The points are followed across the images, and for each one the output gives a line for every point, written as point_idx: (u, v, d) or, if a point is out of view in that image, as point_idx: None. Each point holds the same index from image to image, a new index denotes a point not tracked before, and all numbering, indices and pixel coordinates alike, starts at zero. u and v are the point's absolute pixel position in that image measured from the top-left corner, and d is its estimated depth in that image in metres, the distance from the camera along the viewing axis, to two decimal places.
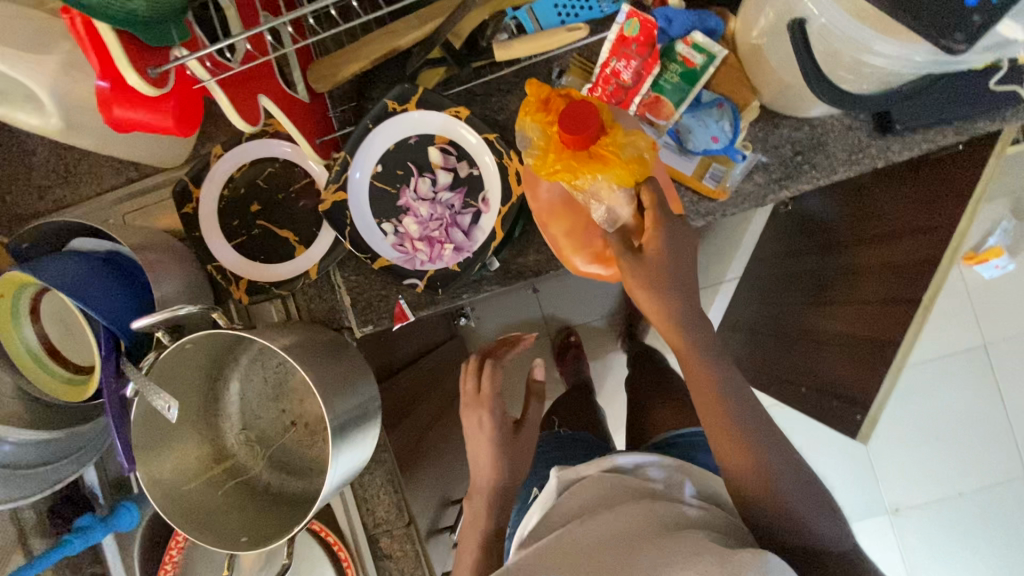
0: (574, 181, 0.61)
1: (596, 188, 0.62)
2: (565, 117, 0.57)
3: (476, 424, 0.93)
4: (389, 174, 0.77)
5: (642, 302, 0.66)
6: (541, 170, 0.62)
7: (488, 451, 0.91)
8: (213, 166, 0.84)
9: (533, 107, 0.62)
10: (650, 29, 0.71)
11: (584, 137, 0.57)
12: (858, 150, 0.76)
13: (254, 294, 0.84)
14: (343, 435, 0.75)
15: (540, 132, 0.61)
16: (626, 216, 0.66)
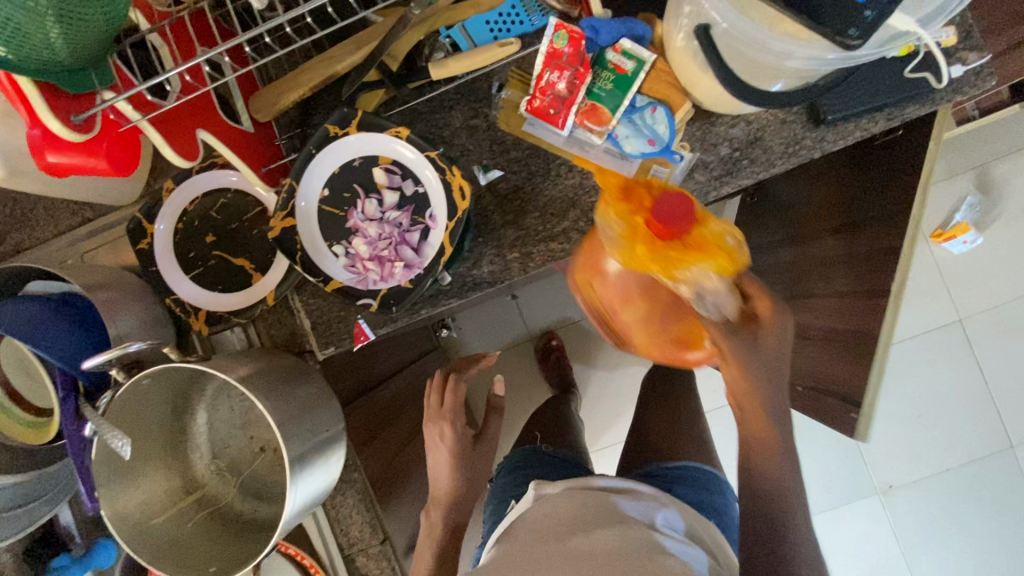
0: (673, 274, 0.58)
1: (697, 281, 0.58)
2: (659, 208, 0.55)
3: (436, 434, 0.95)
4: (336, 197, 0.78)
5: (737, 390, 0.64)
6: (629, 263, 0.60)
7: (446, 459, 0.94)
8: (166, 201, 0.85)
9: (615, 200, 0.61)
10: (578, 40, 0.73)
11: (676, 229, 0.56)
12: (794, 143, 0.78)
13: (214, 324, 0.85)
14: (304, 460, 0.75)
15: (623, 223, 0.60)
16: (729, 309, 0.62)
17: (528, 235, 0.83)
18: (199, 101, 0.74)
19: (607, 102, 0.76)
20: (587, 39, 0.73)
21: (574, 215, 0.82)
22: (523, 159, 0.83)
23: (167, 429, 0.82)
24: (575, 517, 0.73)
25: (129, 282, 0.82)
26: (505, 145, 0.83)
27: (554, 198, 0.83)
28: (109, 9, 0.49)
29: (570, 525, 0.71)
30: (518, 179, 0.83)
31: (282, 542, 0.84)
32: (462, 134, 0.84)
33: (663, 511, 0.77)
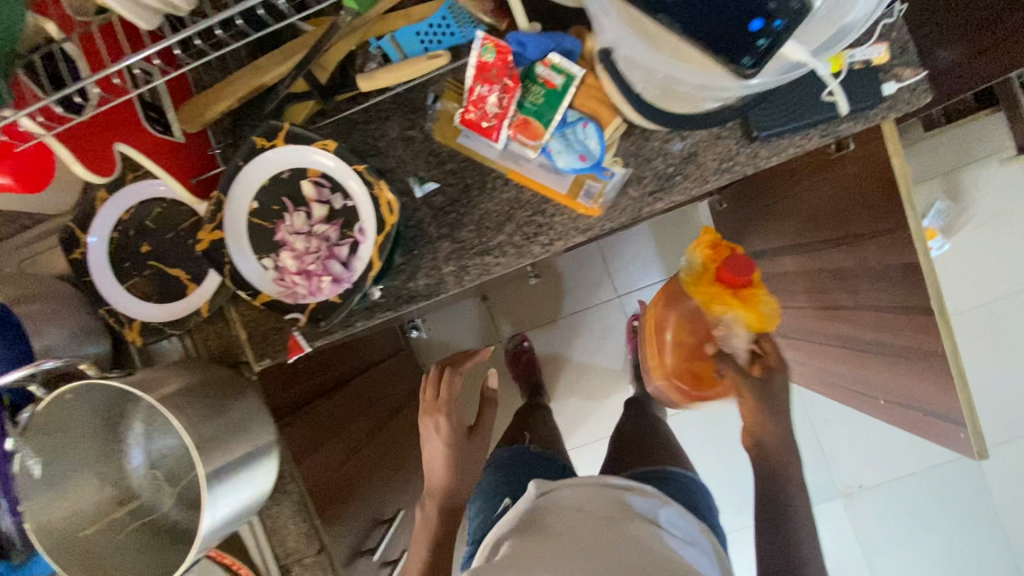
0: (718, 307, 1.04)
1: (728, 321, 1.06)
2: (729, 265, 1.00)
3: (432, 428, 1.07)
4: (265, 209, 0.77)
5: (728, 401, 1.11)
6: (694, 285, 1.09)
7: (443, 453, 1.03)
8: (99, 210, 0.84)
9: (709, 248, 1.06)
10: (505, 54, 0.72)
11: (737, 280, 1.00)
12: (728, 159, 0.77)
13: (148, 335, 0.85)
14: (222, 473, 0.73)
15: (703, 263, 1.06)
16: (737, 348, 1.11)
17: (464, 248, 0.83)
18: (123, 110, 0.73)
19: (539, 117, 0.75)
20: (514, 53, 0.72)
21: (509, 228, 0.82)
22: (459, 171, 0.82)
23: (100, 441, 0.82)
24: (579, 518, 0.77)
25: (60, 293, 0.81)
26: (441, 157, 0.82)
27: (490, 211, 0.82)
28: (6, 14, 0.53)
29: (583, 529, 0.74)
30: (454, 192, 0.82)
31: (217, 551, 0.84)
32: (399, 145, 0.83)
33: (665, 509, 0.83)
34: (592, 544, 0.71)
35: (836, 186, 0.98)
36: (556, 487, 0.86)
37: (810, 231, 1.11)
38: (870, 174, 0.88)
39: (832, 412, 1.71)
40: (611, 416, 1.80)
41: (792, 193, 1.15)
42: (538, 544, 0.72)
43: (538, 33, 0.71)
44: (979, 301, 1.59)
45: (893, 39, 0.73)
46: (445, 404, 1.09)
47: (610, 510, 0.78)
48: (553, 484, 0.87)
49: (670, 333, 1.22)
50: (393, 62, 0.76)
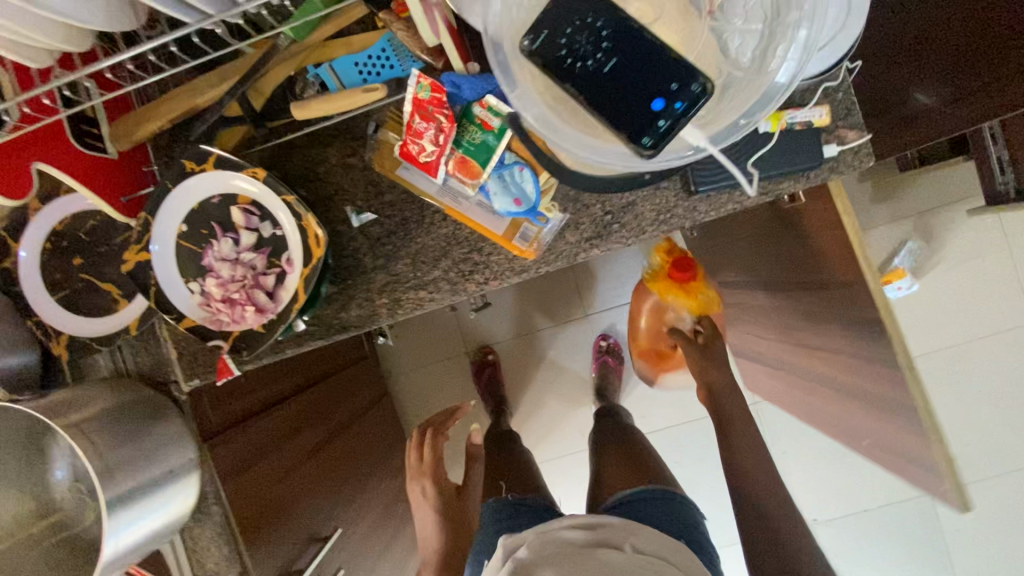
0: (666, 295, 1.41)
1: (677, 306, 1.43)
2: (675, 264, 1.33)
3: (420, 490, 1.16)
4: (193, 233, 0.76)
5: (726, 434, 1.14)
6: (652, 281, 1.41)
7: (431, 517, 1.13)
8: (32, 220, 0.83)
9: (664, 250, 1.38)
10: (441, 94, 0.70)
11: (681, 274, 1.33)
12: (665, 210, 0.76)
13: (76, 349, 0.84)
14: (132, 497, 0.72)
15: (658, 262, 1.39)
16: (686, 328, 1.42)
17: (398, 281, 0.82)
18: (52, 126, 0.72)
19: (475, 157, 0.74)
20: (451, 93, 0.71)
21: (445, 265, 0.80)
22: (397, 203, 0.81)
23: (21, 455, 0.82)
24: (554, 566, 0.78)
25: None
26: (379, 187, 0.81)
27: (426, 246, 0.81)
28: None
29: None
30: (391, 224, 0.81)
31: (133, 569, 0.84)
32: (338, 172, 0.81)
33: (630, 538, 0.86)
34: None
35: (790, 234, 0.97)
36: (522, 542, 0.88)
37: (775, 271, 1.09)
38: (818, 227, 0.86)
39: (791, 444, 1.71)
40: (572, 434, 1.79)
41: (753, 232, 1.14)
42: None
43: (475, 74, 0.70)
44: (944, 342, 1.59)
45: (838, 101, 0.72)
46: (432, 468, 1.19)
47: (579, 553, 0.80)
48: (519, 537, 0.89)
49: (644, 319, 1.55)
50: (329, 91, 0.74)
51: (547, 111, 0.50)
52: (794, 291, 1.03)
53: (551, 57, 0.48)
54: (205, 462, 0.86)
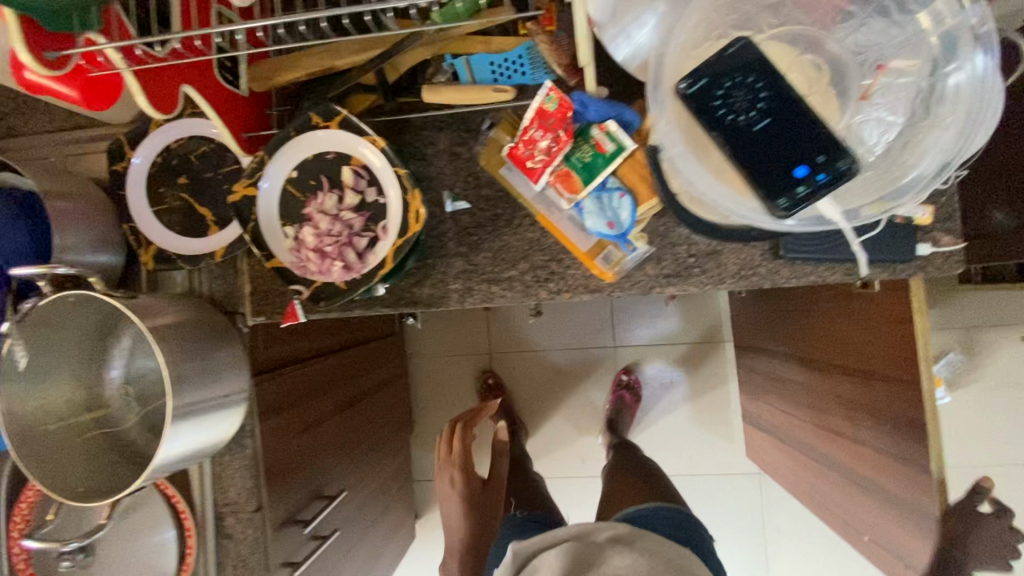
0: None
1: None
2: None
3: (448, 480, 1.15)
4: (301, 182, 0.80)
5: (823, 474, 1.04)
6: None
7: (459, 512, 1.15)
8: (152, 133, 0.87)
9: None
10: (567, 108, 0.73)
11: None
12: (749, 267, 0.78)
13: (160, 263, 0.88)
14: (191, 415, 0.75)
15: None
16: None
17: (474, 272, 0.85)
18: None
19: (580, 175, 0.76)
20: (576, 110, 0.74)
21: (523, 267, 0.83)
22: (492, 199, 0.84)
23: (88, 348, 0.86)
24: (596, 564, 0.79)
25: (92, 199, 0.84)
26: (479, 180, 0.84)
27: (509, 245, 0.83)
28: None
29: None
30: (482, 217, 0.84)
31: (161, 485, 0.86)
32: (443, 157, 0.85)
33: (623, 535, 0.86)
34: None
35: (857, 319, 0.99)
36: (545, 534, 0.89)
37: (824, 350, 1.12)
38: (890, 318, 0.88)
39: (785, 522, 1.72)
40: (575, 459, 1.80)
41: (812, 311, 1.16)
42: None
43: (602, 100, 0.73)
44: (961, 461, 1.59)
45: (940, 205, 0.74)
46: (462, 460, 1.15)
47: (616, 559, 0.80)
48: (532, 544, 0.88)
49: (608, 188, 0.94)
50: (460, 82, 0.78)
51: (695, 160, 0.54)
52: (842, 375, 1.05)
53: (704, 105, 0.51)
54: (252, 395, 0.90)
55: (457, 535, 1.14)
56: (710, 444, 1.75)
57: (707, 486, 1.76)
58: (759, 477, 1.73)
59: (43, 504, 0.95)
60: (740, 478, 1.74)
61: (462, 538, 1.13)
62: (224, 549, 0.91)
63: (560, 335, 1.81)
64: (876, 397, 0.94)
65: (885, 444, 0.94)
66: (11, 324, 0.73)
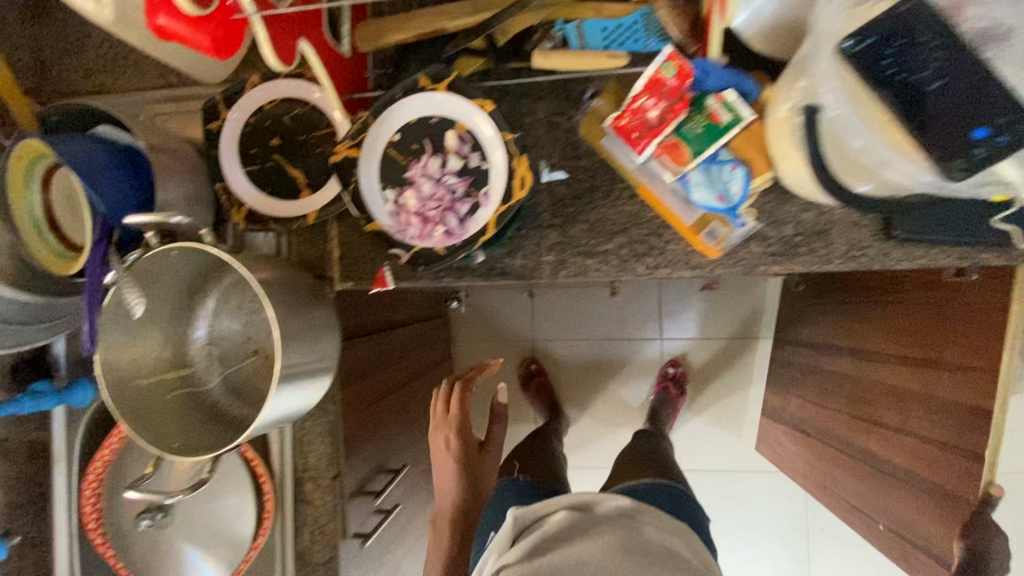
0: None
1: None
2: None
3: (443, 441, 1.10)
4: (403, 145, 0.79)
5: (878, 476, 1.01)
6: None
7: (450, 470, 1.09)
8: (247, 93, 0.87)
9: None
10: (685, 75, 0.72)
11: None
12: (857, 247, 0.76)
13: (251, 224, 0.87)
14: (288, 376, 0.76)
15: None
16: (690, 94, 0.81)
17: (569, 244, 0.83)
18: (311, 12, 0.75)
19: (690, 147, 0.75)
20: (695, 78, 0.72)
21: (621, 240, 0.82)
22: (591, 170, 0.82)
23: (177, 305, 0.85)
24: (602, 539, 0.71)
25: (186, 156, 0.84)
26: (579, 150, 0.82)
27: (607, 217, 0.82)
28: None
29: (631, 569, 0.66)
30: (580, 188, 0.83)
31: (246, 448, 0.86)
32: (542, 127, 0.84)
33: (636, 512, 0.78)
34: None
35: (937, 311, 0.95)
36: (544, 502, 0.80)
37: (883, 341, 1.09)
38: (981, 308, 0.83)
39: (828, 523, 1.70)
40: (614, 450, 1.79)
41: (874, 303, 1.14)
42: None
43: (720, 67, 0.71)
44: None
45: None
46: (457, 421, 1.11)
47: (622, 537, 0.71)
48: (535, 512, 0.79)
49: None
50: (571, 48, 0.77)
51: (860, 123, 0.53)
52: None
53: (872, 67, 0.50)
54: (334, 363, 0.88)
55: (447, 499, 1.09)
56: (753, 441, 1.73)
57: (748, 483, 1.74)
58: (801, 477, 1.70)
59: (118, 463, 0.95)
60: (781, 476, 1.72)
61: (452, 501, 1.08)
62: (301, 514, 0.90)
63: (603, 325, 1.80)
64: (938, 388, 0.91)
65: (939, 431, 0.89)
66: (116, 272, 0.72)
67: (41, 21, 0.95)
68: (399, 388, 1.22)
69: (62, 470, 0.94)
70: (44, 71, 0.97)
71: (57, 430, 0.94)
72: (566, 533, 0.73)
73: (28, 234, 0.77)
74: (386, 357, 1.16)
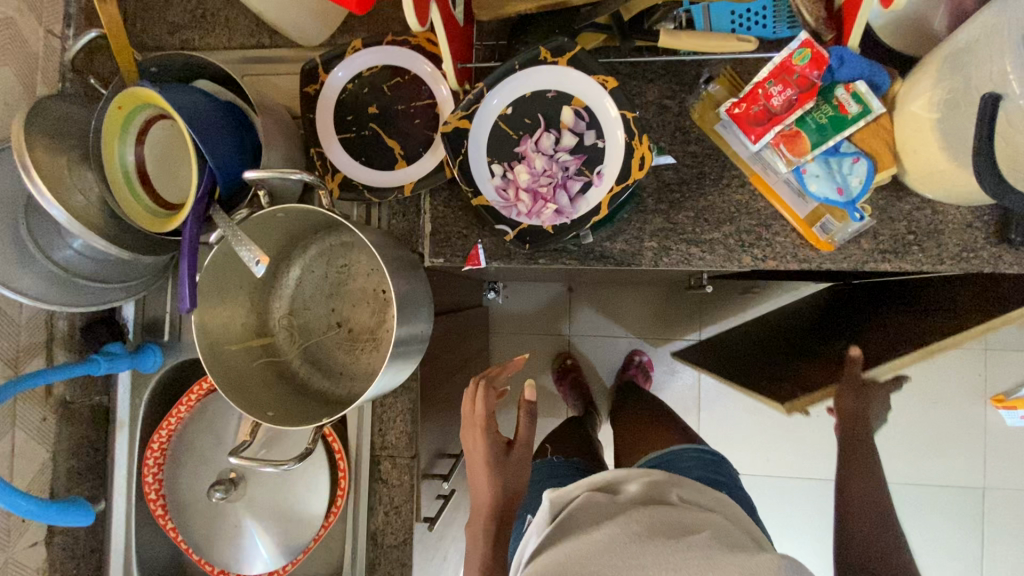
0: None
1: None
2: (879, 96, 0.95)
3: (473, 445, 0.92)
4: (516, 119, 0.77)
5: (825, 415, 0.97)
6: None
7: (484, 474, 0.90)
8: (349, 57, 0.84)
9: None
10: (819, 62, 0.71)
11: None
12: (969, 249, 0.76)
13: (344, 192, 0.85)
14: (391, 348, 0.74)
15: None
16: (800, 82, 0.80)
17: (673, 230, 0.82)
18: None
19: (812, 137, 0.74)
20: (828, 66, 0.71)
21: (727, 230, 0.80)
22: (700, 156, 0.81)
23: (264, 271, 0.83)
24: (633, 516, 0.64)
25: (283, 117, 0.82)
26: (688, 136, 0.81)
27: (715, 205, 0.81)
28: None
29: (662, 540, 0.60)
30: (687, 173, 0.81)
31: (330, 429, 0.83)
32: (652, 110, 0.82)
33: (676, 489, 0.74)
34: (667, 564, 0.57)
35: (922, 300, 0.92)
36: (572, 484, 0.74)
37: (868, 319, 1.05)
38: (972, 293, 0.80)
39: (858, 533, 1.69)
40: None
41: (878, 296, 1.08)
42: (613, 556, 0.58)
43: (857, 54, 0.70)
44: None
45: None
46: (486, 420, 0.92)
47: (653, 514, 0.65)
48: (569, 493, 0.72)
49: None
50: (697, 29, 0.75)
51: None
52: None
53: None
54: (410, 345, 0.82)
55: (483, 503, 0.89)
56: (789, 447, 1.68)
57: (782, 493, 1.67)
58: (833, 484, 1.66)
59: (182, 434, 0.91)
60: (818, 484, 1.66)
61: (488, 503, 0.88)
62: (375, 495, 0.87)
63: (641, 323, 1.78)
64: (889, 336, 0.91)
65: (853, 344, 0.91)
66: (222, 227, 0.67)
67: None
68: (458, 372, 1.20)
69: (124, 437, 0.90)
70: (127, 24, 0.93)
71: (122, 394, 0.90)
72: (596, 511, 0.67)
73: (122, 192, 0.74)
74: (450, 339, 1.14)
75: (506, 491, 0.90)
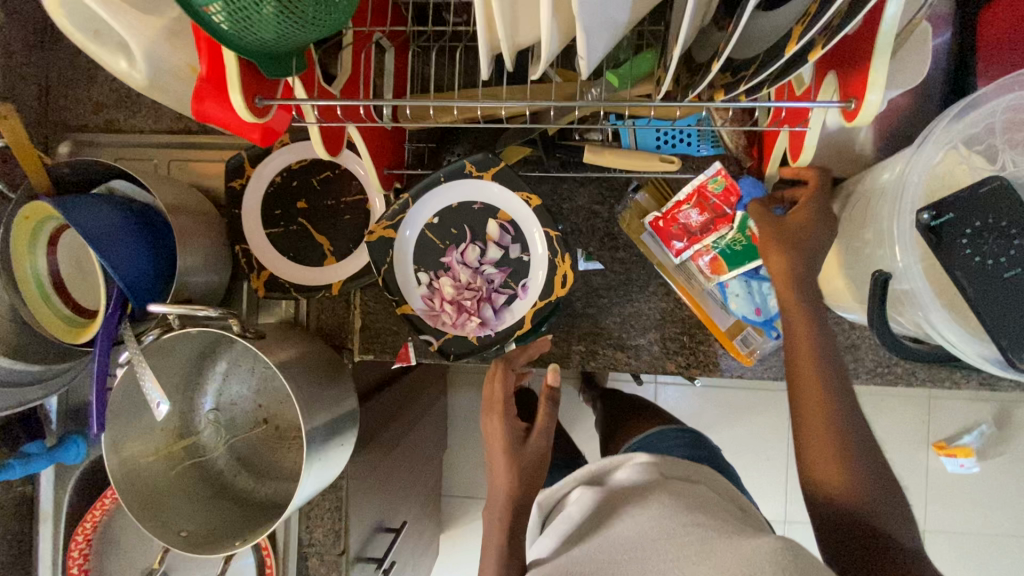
0: None
1: None
2: None
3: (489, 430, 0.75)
4: (442, 229, 0.76)
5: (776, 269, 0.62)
6: None
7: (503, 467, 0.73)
8: (274, 151, 0.82)
9: None
10: (731, 191, 0.73)
11: None
12: (884, 364, 0.78)
13: (271, 290, 0.83)
14: (318, 449, 0.72)
15: None
16: None
17: (600, 335, 0.82)
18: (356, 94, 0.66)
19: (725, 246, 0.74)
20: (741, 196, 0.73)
21: (653, 337, 0.81)
22: (628, 262, 0.81)
23: (186, 373, 0.81)
24: (629, 508, 0.57)
25: (205, 215, 0.80)
26: (617, 242, 0.81)
27: (642, 312, 0.81)
28: (328, 23, 0.48)
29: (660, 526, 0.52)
30: (615, 279, 0.82)
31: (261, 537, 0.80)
32: (581, 214, 0.82)
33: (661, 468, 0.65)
34: (670, 560, 0.47)
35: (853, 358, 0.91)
36: (562, 479, 0.68)
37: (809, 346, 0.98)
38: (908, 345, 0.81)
39: None
40: None
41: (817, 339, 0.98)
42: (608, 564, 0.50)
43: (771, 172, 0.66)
44: (992, 528, 1.37)
45: None
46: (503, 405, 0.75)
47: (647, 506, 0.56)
48: (558, 491, 0.67)
49: None
50: (622, 145, 0.75)
51: (920, 281, 0.55)
52: None
53: (949, 244, 0.51)
54: (344, 430, 0.78)
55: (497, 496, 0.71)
56: None
57: None
58: (785, 526, 1.41)
59: (108, 525, 0.89)
60: None
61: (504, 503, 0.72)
62: None
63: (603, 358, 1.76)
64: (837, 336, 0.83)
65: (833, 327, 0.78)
66: (131, 352, 0.66)
67: (47, 45, 0.87)
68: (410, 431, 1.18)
69: (48, 529, 0.89)
70: (50, 101, 0.90)
71: (46, 486, 0.88)
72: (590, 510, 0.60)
73: (35, 302, 0.72)
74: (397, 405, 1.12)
75: (523, 485, 0.72)
